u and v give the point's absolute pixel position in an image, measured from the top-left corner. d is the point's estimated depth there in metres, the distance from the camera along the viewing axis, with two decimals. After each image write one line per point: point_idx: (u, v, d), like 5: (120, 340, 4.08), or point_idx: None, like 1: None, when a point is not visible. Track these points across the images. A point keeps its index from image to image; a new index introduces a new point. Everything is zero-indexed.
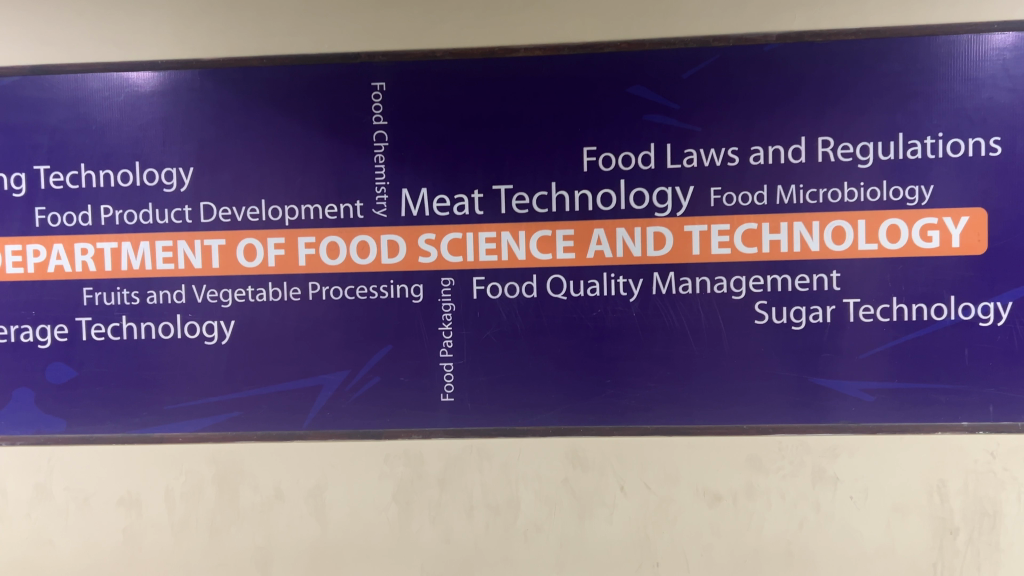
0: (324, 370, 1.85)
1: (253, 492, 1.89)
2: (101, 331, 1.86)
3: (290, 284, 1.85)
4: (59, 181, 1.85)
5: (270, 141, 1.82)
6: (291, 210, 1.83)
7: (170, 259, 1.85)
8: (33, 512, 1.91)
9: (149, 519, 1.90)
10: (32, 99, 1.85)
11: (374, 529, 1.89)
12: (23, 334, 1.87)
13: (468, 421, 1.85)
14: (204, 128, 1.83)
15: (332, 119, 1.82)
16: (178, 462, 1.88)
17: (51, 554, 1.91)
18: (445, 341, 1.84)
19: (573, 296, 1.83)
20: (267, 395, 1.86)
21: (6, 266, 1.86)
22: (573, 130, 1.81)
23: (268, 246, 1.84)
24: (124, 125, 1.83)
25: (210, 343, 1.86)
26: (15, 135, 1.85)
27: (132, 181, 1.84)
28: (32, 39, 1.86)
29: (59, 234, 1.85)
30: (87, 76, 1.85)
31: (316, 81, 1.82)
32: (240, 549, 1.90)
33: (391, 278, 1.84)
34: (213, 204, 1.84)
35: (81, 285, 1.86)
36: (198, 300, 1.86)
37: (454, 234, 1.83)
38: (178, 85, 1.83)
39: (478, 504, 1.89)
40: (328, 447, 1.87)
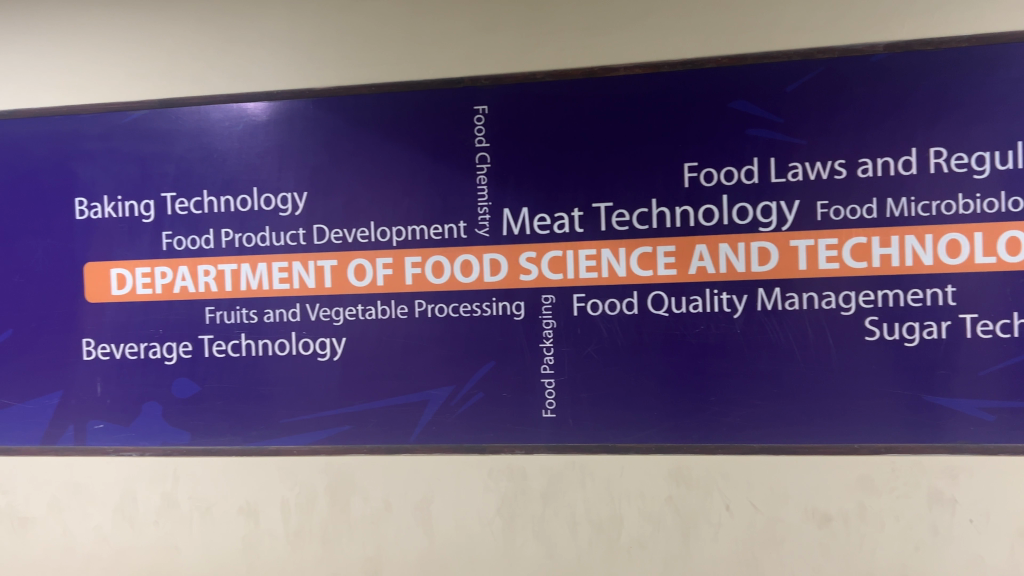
0: (430, 386, 1.90)
1: (364, 504, 1.96)
2: (222, 348, 1.97)
3: (398, 302, 1.91)
4: (184, 207, 1.96)
5: (378, 164, 1.90)
6: (398, 231, 1.90)
7: (285, 279, 1.94)
8: (160, 519, 2.02)
9: (266, 528, 1.99)
10: (159, 132, 1.97)
11: (480, 541, 1.93)
12: (152, 351, 1.99)
13: (570, 437, 1.87)
14: (316, 155, 1.92)
15: (437, 142, 1.88)
16: (293, 473, 1.97)
17: (177, 559, 2.02)
18: (546, 357, 1.86)
19: (676, 313, 1.82)
20: (376, 409, 1.92)
21: (136, 287, 1.99)
22: (674, 147, 1.81)
23: (377, 266, 1.91)
24: (243, 153, 1.94)
25: (323, 359, 1.94)
26: (144, 165, 1.98)
27: (250, 206, 1.94)
28: (160, 76, 1.99)
29: (184, 257, 1.97)
30: (208, 108, 1.96)
31: (422, 106, 1.88)
32: (351, 558, 1.97)
33: (494, 296, 1.88)
34: (325, 227, 1.92)
35: (204, 304, 1.97)
36: (311, 317, 1.94)
37: (555, 251, 1.85)
38: (292, 114, 1.93)
39: (582, 519, 1.90)
40: (435, 461, 1.92)
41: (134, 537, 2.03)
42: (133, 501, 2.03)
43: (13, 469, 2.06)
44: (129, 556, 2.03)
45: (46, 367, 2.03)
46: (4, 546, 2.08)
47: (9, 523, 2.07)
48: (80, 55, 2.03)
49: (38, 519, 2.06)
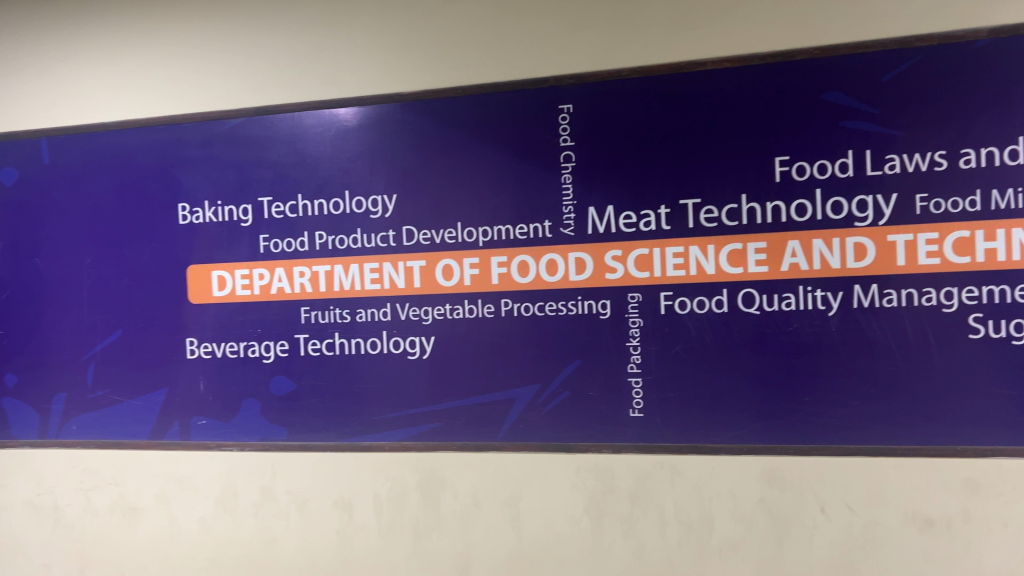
0: (518, 384, 1.92)
1: (454, 500, 1.98)
2: (316, 347, 2.03)
3: (485, 301, 1.93)
4: (279, 211, 2.03)
5: (465, 165, 1.92)
6: (484, 231, 1.92)
7: (376, 279, 1.98)
8: (260, 512, 2.10)
9: (359, 523, 2.04)
10: (256, 138, 2.05)
11: (568, 540, 1.93)
12: (250, 349, 2.07)
13: (659, 436, 1.85)
14: (405, 157, 1.96)
15: (523, 142, 1.89)
16: (385, 469, 2.01)
17: (276, 551, 2.09)
18: (633, 356, 1.85)
19: (767, 311, 1.79)
20: (464, 407, 1.95)
21: (236, 288, 2.07)
22: (765, 141, 1.78)
23: (463, 266, 1.94)
24: (335, 157, 2.00)
25: (413, 357, 1.97)
26: (242, 171, 2.05)
27: (342, 209, 2.00)
28: (256, 84, 2.07)
29: (280, 259, 2.04)
30: (302, 115, 2.03)
31: (507, 107, 1.90)
32: (442, 554, 2.00)
33: (580, 294, 1.87)
34: (414, 228, 1.96)
35: (299, 305, 2.04)
36: (401, 317, 1.98)
37: (641, 249, 1.84)
38: (381, 118, 1.97)
39: (672, 520, 1.88)
40: (523, 459, 1.93)
41: (235, 528, 2.11)
42: (233, 494, 2.11)
43: (124, 462, 2.17)
44: (230, 547, 2.12)
45: (153, 365, 2.13)
46: (116, 535, 2.19)
47: (120, 512, 2.18)
48: (182, 67, 2.12)
49: (146, 509, 2.17)
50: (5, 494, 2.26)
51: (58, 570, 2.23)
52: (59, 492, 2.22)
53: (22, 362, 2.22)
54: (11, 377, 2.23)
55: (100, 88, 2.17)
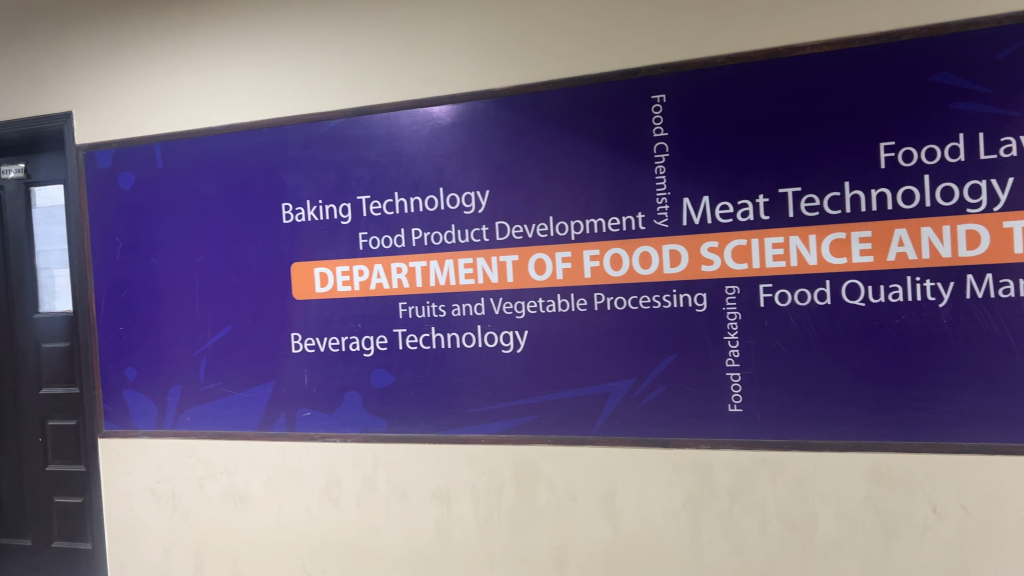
0: (612, 378, 1.91)
1: (550, 493, 1.99)
2: (414, 341, 2.07)
3: (578, 295, 1.93)
4: (377, 209, 2.09)
5: (557, 159, 1.93)
6: (576, 225, 1.92)
7: (471, 274, 2.01)
8: (362, 502, 2.16)
9: (457, 514, 2.07)
10: (354, 138, 2.10)
11: (666, 536, 1.91)
12: (351, 344, 2.13)
13: (759, 431, 1.82)
14: (498, 153, 1.97)
15: (615, 134, 1.88)
16: (482, 462, 2.04)
17: (377, 540, 2.15)
18: (731, 350, 1.82)
19: (872, 303, 1.72)
20: (560, 400, 1.95)
21: (337, 285, 2.13)
22: (868, 126, 1.72)
23: (556, 260, 1.94)
24: (430, 155, 2.03)
25: (507, 351, 1.99)
26: (341, 171, 2.12)
27: (437, 206, 2.03)
28: (353, 85, 2.12)
29: (379, 255, 2.09)
30: (397, 114, 2.07)
31: (599, 99, 1.89)
32: (539, 547, 2.01)
33: (674, 287, 1.85)
34: (507, 223, 1.98)
35: (397, 300, 2.08)
36: (495, 311, 2.00)
37: (738, 241, 1.80)
38: (475, 115, 1.99)
39: (773, 517, 1.83)
40: (618, 453, 1.92)
41: (338, 518, 2.18)
42: (337, 484, 2.18)
43: (234, 452, 2.27)
44: (334, 535, 2.18)
45: (259, 359, 2.22)
46: (228, 521, 2.29)
47: (231, 500, 2.29)
48: (283, 71, 2.19)
49: (256, 497, 2.26)
50: (128, 481, 2.40)
51: (176, 554, 2.35)
52: (176, 480, 2.34)
53: (141, 356, 2.35)
54: (131, 370, 2.36)
55: (208, 94, 2.27)
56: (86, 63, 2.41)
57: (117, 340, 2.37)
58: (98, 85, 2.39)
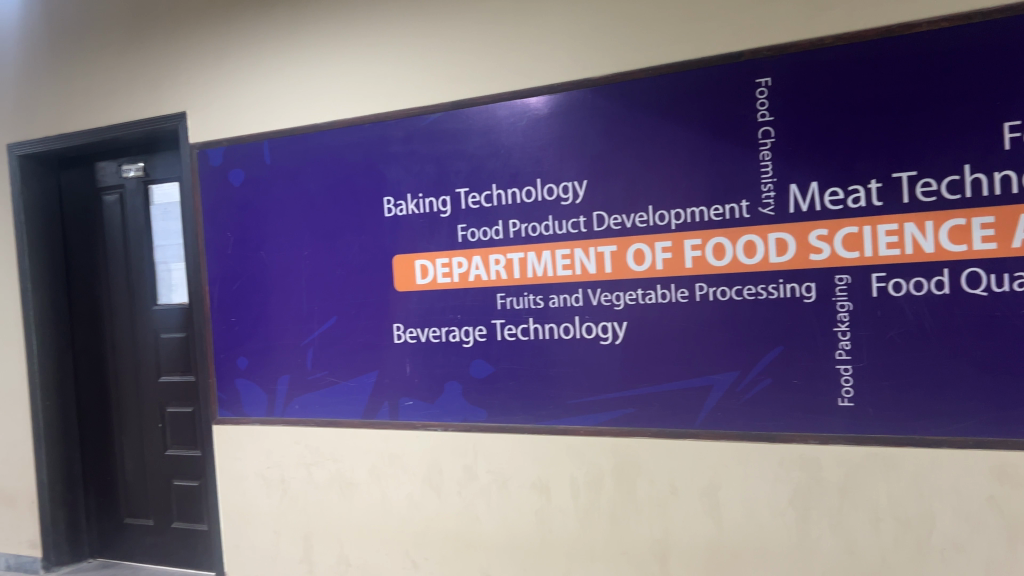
0: (715, 370, 1.87)
1: (651, 486, 1.96)
2: (512, 332, 2.08)
3: (678, 286, 1.89)
4: (476, 201, 2.10)
5: (657, 147, 1.90)
6: (677, 214, 1.89)
7: (568, 265, 2.00)
8: (464, 490, 2.18)
9: (557, 504, 2.07)
10: (452, 131, 2.12)
11: (772, 533, 1.85)
12: (452, 334, 2.16)
13: (871, 426, 1.74)
14: (596, 143, 1.96)
15: (716, 120, 1.83)
16: (582, 453, 2.03)
17: (478, 528, 2.17)
18: (842, 342, 1.75)
19: (995, 292, 1.63)
20: (660, 392, 1.93)
21: (437, 277, 2.16)
22: (991, 105, 1.62)
23: (656, 250, 1.91)
24: (527, 146, 2.03)
25: (606, 343, 1.98)
26: (440, 164, 2.14)
27: (535, 196, 2.03)
28: (451, 79, 2.14)
29: (477, 247, 2.11)
30: (494, 106, 2.07)
31: (700, 85, 1.85)
32: (640, 540, 1.98)
33: (780, 277, 1.79)
34: (605, 213, 1.96)
35: (495, 291, 2.09)
36: (593, 302, 1.98)
37: (849, 228, 1.73)
38: (572, 105, 1.98)
39: (886, 516, 1.75)
40: (721, 447, 1.87)
41: (440, 505, 2.21)
42: (438, 473, 2.21)
43: (340, 439, 2.33)
44: (437, 523, 2.22)
45: (363, 349, 2.27)
46: (334, 506, 2.36)
47: (338, 486, 2.35)
48: (383, 67, 2.23)
49: (361, 484, 2.32)
50: (241, 465, 2.50)
51: (287, 537, 2.44)
52: (285, 465, 2.42)
53: (252, 346, 2.44)
54: (243, 359, 2.46)
55: (311, 91, 2.33)
56: (198, 65, 2.51)
57: (230, 330, 2.47)
58: (209, 86, 2.49)
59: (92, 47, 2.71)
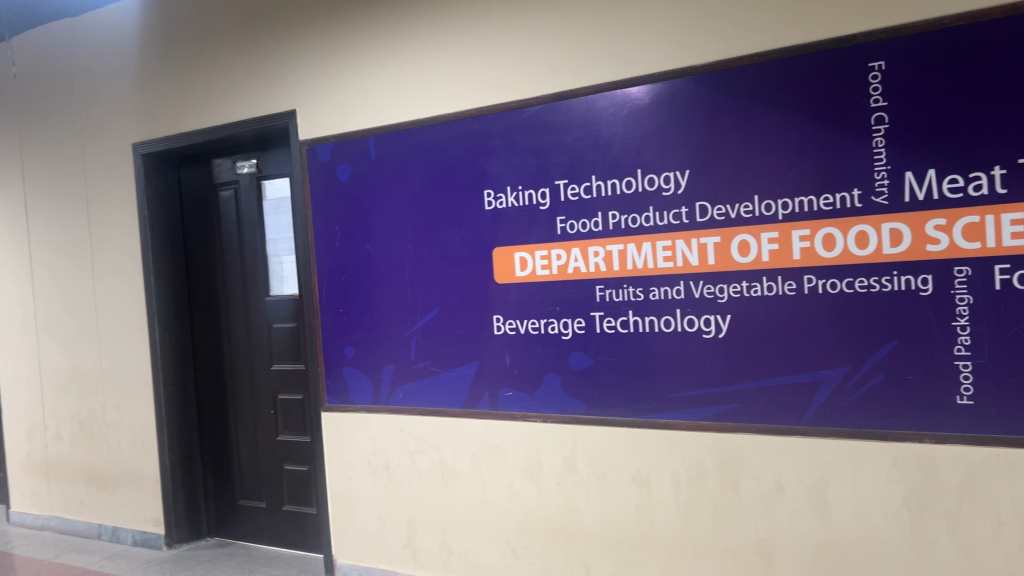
0: (824, 365, 1.81)
1: (755, 483, 1.91)
2: (612, 324, 2.07)
3: (785, 278, 1.84)
4: (575, 193, 2.10)
5: (762, 136, 1.85)
6: (784, 204, 1.83)
7: (669, 257, 1.97)
8: (564, 481, 2.19)
9: (658, 499, 2.04)
10: (552, 124, 2.13)
11: (884, 535, 1.77)
12: (551, 326, 2.17)
13: (993, 427, 1.65)
14: (698, 132, 1.92)
15: (825, 107, 1.77)
16: (683, 447, 2.00)
17: (578, 520, 2.17)
18: (961, 337, 1.67)
19: None
20: (765, 387, 1.88)
21: (535, 269, 2.18)
22: None
23: (762, 241, 1.86)
24: (628, 136, 2.01)
25: (708, 336, 1.94)
26: (540, 156, 2.15)
27: (636, 187, 2.01)
28: (552, 71, 2.14)
29: (577, 239, 2.11)
30: (594, 97, 2.06)
31: (808, 70, 1.79)
32: (743, 537, 1.93)
33: (895, 269, 1.72)
34: (708, 204, 1.92)
35: (595, 284, 2.09)
36: (695, 295, 1.95)
37: (970, 217, 1.64)
38: (674, 94, 1.95)
39: (1010, 521, 1.65)
40: (829, 445, 1.81)
41: (540, 496, 2.23)
42: (538, 464, 2.22)
43: (442, 428, 2.37)
44: (537, 513, 2.23)
45: (465, 340, 2.31)
46: (437, 494, 2.41)
47: (440, 474, 2.40)
48: (483, 61, 2.25)
49: (462, 472, 2.35)
50: (348, 452, 2.58)
51: (392, 522, 2.51)
52: (390, 453, 2.49)
53: (359, 336, 2.51)
54: (350, 349, 2.53)
55: (414, 87, 2.37)
56: (307, 64, 2.60)
57: (338, 321, 2.55)
58: (317, 85, 2.57)
59: (207, 50, 2.84)
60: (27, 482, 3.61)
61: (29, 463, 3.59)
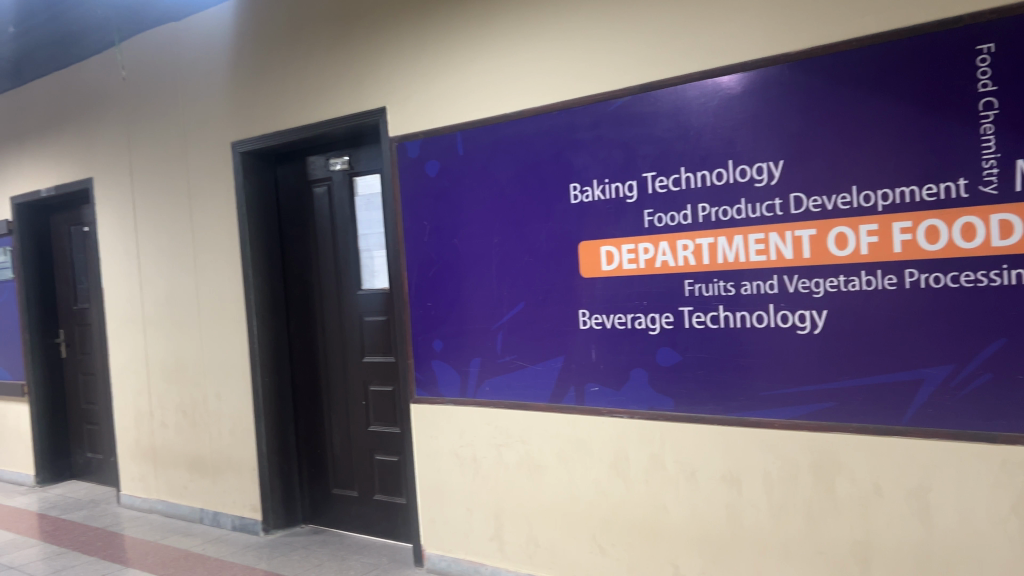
0: (927, 363, 1.73)
1: (851, 484, 1.85)
2: (701, 319, 2.03)
3: (885, 272, 1.77)
4: (664, 185, 2.07)
5: (860, 124, 1.78)
6: (884, 194, 1.76)
7: (762, 251, 1.92)
8: (651, 478, 2.16)
9: (748, 498, 2.00)
10: (641, 115, 2.11)
11: (992, 543, 1.68)
12: (637, 321, 2.14)
13: None
14: (793, 120, 1.87)
15: (929, 92, 1.70)
16: (775, 446, 1.95)
17: (666, 517, 2.14)
18: None
19: None
20: (862, 385, 1.82)
21: (622, 263, 2.16)
22: None
23: (860, 233, 1.79)
24: (718, 127, 1.97)
25: (803, 332, 1.89)
26: (628, 149, 2.13)
27: (727, 179, 1.97)
28: (640, 62, 2.12)
29: (665, 232, 2.08)
30: (684, 87, 2.03)
31: (909, 55, 1.71)
32: (840, 540, 1.87)
33: (1005, 263, 1.63)
34: (803, 195, 1.86)
35: (683, 278, 2.06)
36: (789, 290, 1.90)
37: None
38: (766, 82, 1.90)
39: None
40: (932, 446, 1.74)
41: (627, 492, 2.21)
42: (625, 459, 2.20)
43: (528, 422, 2.38)
44: (624, 509, 2.21)
45: (552, 334, 2.31)
46: (523, 487, 2.42)
47: (527, 467, 2.40)
48: (570, 54, 2.25)
49: (548, 467, 2.36)
50: (436, 444, 2.62)
51: (479, 514, 2.53)
52: (477, 446, 2.51)
53: (447, 330, 2.55)
54: (438, 342, 2.57)
55: (501, 81, 2.39)
56: (396, 62, 2.64)
57: (426, 315, 2.60)
58: (407, 82, 2.62)
59: (301, 51, 2.92)
60: (136, 466, 3.80)
61: (137, 448, 3.78)
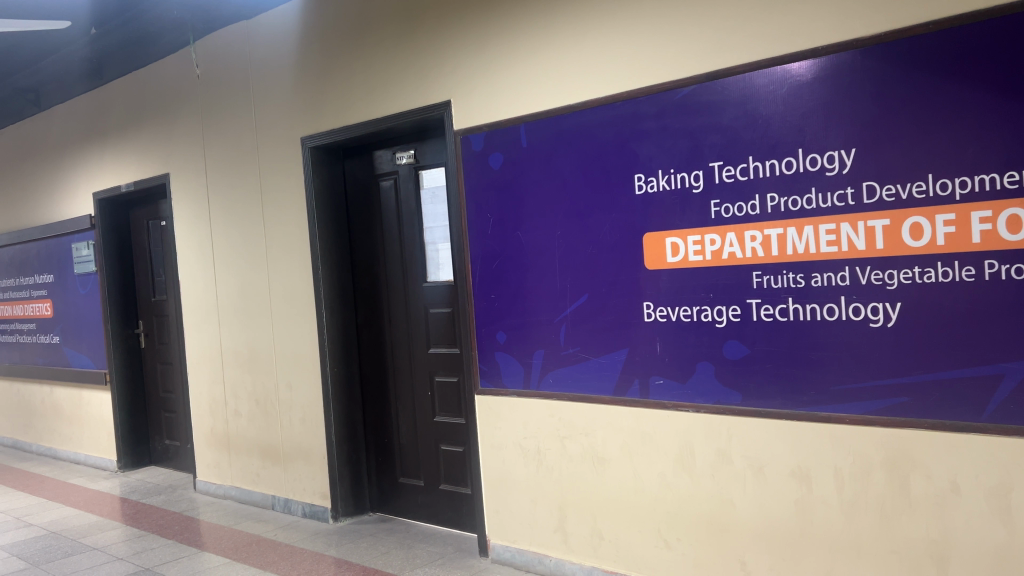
0: (1008, 358, 1.67)
1: (927, 482, 1.79)
2: (770, 312, 2.00)
3: (963, 263, 1.71)
4: (731, 175, 2.04)
5: (937, 110, 1.72)
6: (962, 182, 1.70)
7: (833, 242, 1.88)
8: (717, 473, 2.13)
9: (818, 494, 1.95)
10: (707, 104, 2.07)
11: None
12: (704, 314, 2.12)
13: None
14: (866, 107, 1.81)
15: (1010, 76, 1.63)
16: (846, 441, 1.90)
17: (733, 512, 2.11)
18: None
19: None
20: (938, 380, 1.76)
21: (688, 255, 2.13)
22: None
23: (936, 223, 1.73)
24: (787, 115, 1.93)
25: (875, 325, 1.84)
26: (694, 138, 2.10)
27: (797, 168, 1.93)
28: (706, 50, 2.08)
29: (732, 223, 2.05)
30: (752, 74, 1.99)
31: (991, 37, 1.65)
32: (914, 540, 1.81)
33: None
34: (876, 184, 1.81)
35: (751, 270, 2.02)
36: (862, 282, 1.85)
37: None
38: (838, 68, 1.85)
39: None
40: (1013, 444, 1.67)
41: (692, 486, 2.18)
42: (691, 453, 2.18)
43: (592, 414, 2.38)
44: (689, 503, 2.19)
45: (616, 326, 2.30)
46: (588, 479, 2.42)
47: (591, 460, 2.40)
48: (635, 43, 2.22)
49: (613, 459, 2.35)
50: (501, 435, 2.64)
51: (543, 506, 2.54)
52: (542, 438, 2.52)
53: (511, 321, 2.56)
54: (502, 334, 2.59)
55: (566, 72, 2.38)
56: (461, 54, 2.66)
57: (490, 307, 2.61)
58: (470, 74, 2.63)
59: (367, 47, 2.97)
60: (211, 453, 3.92)
61: (212, 436, 3.90)
